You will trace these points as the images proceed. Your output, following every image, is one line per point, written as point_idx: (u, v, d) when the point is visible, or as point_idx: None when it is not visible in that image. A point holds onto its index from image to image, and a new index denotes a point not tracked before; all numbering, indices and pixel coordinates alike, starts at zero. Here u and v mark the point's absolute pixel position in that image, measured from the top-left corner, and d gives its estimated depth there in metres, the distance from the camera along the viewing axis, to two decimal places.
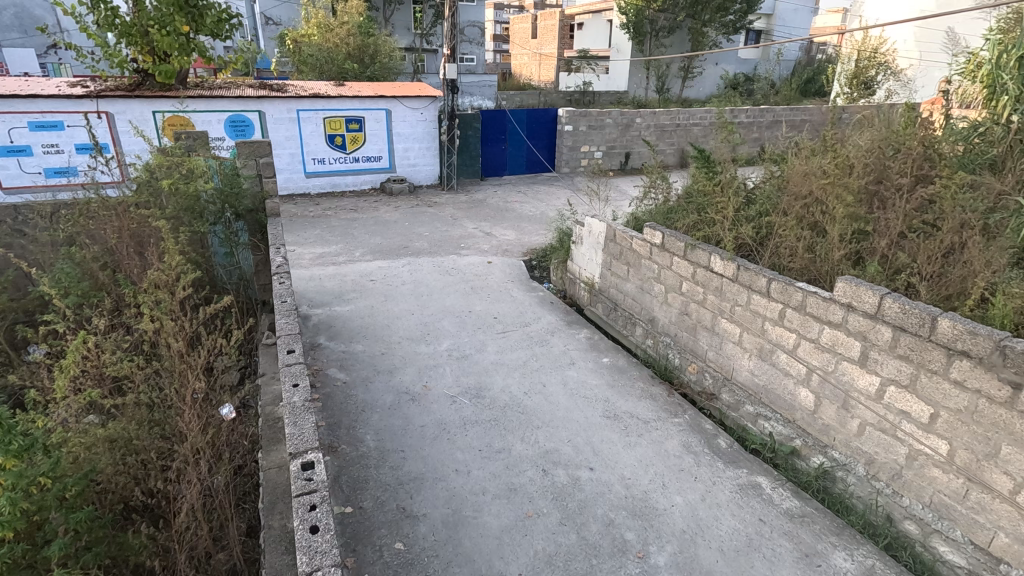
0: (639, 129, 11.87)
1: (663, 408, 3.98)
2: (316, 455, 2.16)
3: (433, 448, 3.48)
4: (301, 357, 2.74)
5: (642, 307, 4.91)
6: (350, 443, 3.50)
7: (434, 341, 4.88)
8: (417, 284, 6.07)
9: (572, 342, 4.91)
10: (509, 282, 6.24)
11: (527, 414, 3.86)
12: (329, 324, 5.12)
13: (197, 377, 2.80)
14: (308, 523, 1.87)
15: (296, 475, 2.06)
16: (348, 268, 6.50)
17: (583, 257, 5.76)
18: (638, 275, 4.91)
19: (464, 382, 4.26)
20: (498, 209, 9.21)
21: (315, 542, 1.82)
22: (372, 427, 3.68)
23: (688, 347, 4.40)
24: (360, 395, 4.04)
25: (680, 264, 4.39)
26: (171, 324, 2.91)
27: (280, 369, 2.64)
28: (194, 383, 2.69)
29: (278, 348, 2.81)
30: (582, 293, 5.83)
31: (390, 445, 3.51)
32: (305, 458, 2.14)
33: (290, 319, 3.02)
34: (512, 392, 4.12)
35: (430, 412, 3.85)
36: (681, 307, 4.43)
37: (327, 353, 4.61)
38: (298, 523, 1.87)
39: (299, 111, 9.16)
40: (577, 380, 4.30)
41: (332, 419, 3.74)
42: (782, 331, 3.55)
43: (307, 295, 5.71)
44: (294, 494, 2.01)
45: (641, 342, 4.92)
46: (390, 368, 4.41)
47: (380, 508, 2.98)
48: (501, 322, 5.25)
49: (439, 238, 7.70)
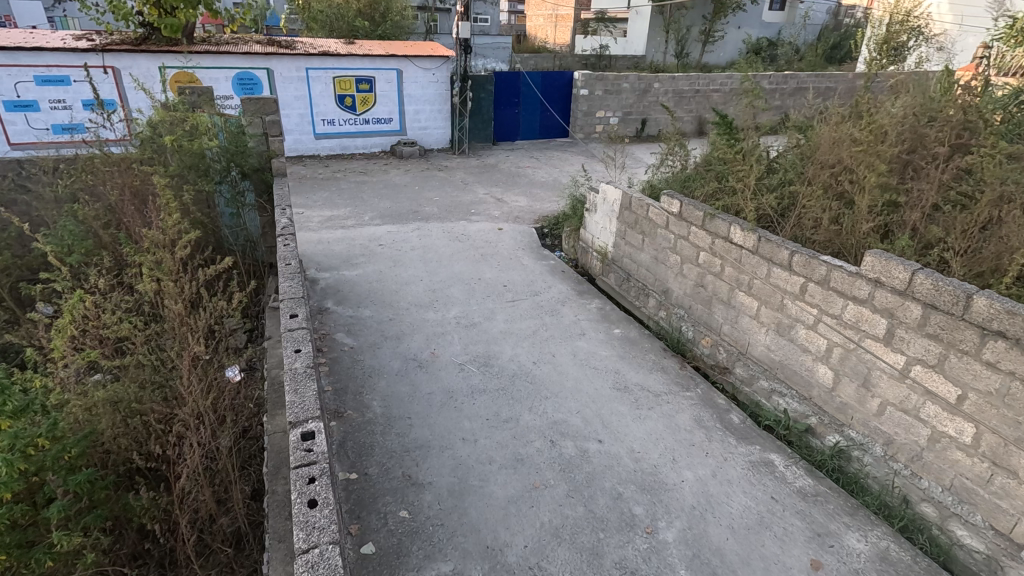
0: (656, 95, 11.49)
1: (675, 381, 3.90)
2: (317, 425, 2.07)
3: (441, 416, 3.44)
4: (305, 321, 2.64)
5: (657, 278, 4.78)
6: (356, 409, 3.46)
7: (442, 308, 4.79)
8: (426, 250, 5.96)
9: (584, 312, 4.81)
10: (521, 250, 6.11)
11: (536, 383, 3.80)
12: (337, 289, 5.04)
13: (200, 337, 2.72)
14: (306, 497, 1.79)
15: (295, 445, 1.97)
16: (357, 232, 6.40)
17: (596, 225, 5.61)
18: (653, 245, 4.77)
19: (472, 350, 4.19)
20: (510, 175, 9.00)
21: (312, 516, 1.74)
22: (378, 392, 3.64)
23: (703, 320, 4.29)
24: (367, 361, 3.99)
25: (697, 235, 4.25)
26: (174, 284, 2.82)
27: (282, 334, 2.55)
28: (196, 345, 2.61)
29: (281, 311, 2.72)
30: (593, 262, 5.69)
31: (397, 411, 3.47)
32: (306, 428, 2.05)
33: (295, 284, 2.92)
34: (521, 362, 4.05)
35: (438, 380, 3.80)
36: (696, 280, 4.31)
37: (335, 317, 4.56)
38: (296, 497, 1.79)
39: (309, 70, 8.93)
40: (587, 351, 4.21)
41: (339, 384, 3.70)
42: (803, 306, 3.42)
43: (315, 259, 5.62)
44: (292, 465, 1.93)
45: (653, 314, 4.79)
46: (397, 334, 4.34)
47: (387, 475, 2.95)
48: (511, 290, 5.15)
49: (449, 203, 7.55)
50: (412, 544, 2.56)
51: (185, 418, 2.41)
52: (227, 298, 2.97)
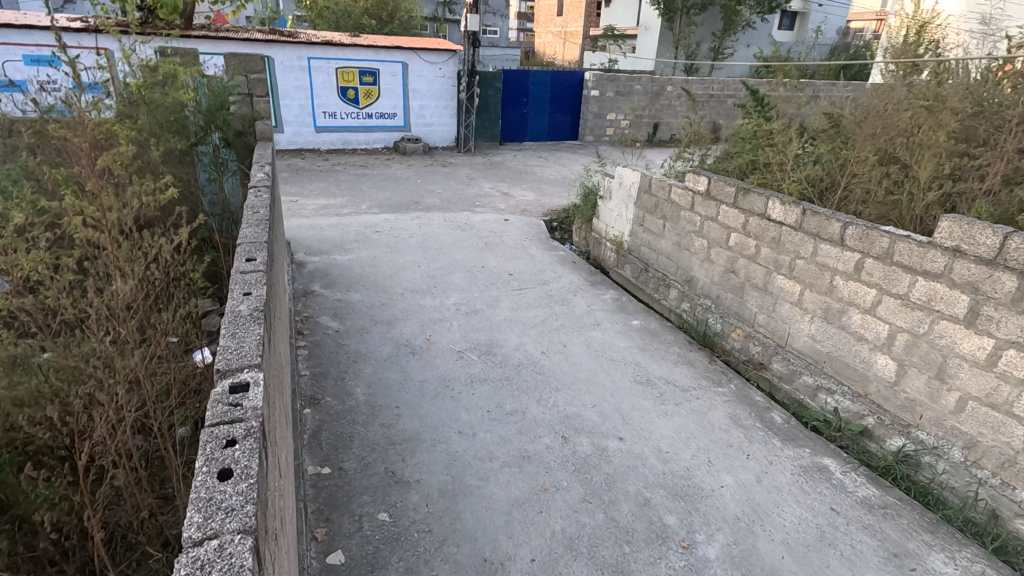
0: (669, 98, 11.15)
1: (705, 375, 3.40)
2: (255, 375, 1.43)
3: (434, 406, 2.95)
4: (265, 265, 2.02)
5: (679, 266, 4.30)
6: (336, 396, 2.98)
7: (440, 295, 4.32)
8: (425, 238, 5.50)
9: (597, 303, 4.33)
10: (528, 241, 5.64)
11: (544, 374, 3.31)
12: (325, 272, 4.57)
13: (140, 286, 2.23)
14: (217, 467, 1.15)
15: (215, 398, 1.34)
16: (352, 220, 5.96)
17: (610, 213, 5.16)
18: (675, 230, 4.31)
19: (473, 337, 3.71)
20: (517, 172, 8.59)
21: (221, 495, 1.10)
22: (364, 379, 3.15)
23: (733, 310, 3.81)
24: (352, 345, 3.51)
25: (727, 214, 3.78)
26: (111, 225, 2.34)
27: (231, 276, 1.92)
28: (127, 294, 2.07)
29: (237, 254, 2.10)
30: (607, 253, 5.22)
31: (384, 399, 2.98)
32: (237, 378, 1.41)
33: (261, 230, 2.32)
34: (528, 351, 3.56)
35: (432, 367, 3.31)
36: (725, 265, 3.84)
37: (320, 301, 4.08)
38: (200, 467, 1.16)
39: (310, 59, 8.58)
40: (603, 342, 3.72)
41: (318, 368, 3.22)
42: (858, 287, 2.94)
43: (304, 244, 5.15)
44: (207, 425, 1.30)
45: (675, 306, 4.31)
46: (389, 319, 3.86)
47: (367, 470, 2.46)
48: (517, 279, 4.68)
49: (452, 196, 7.11)
50: (391, 555, 2.05)
51: (103, 377, 1.90)
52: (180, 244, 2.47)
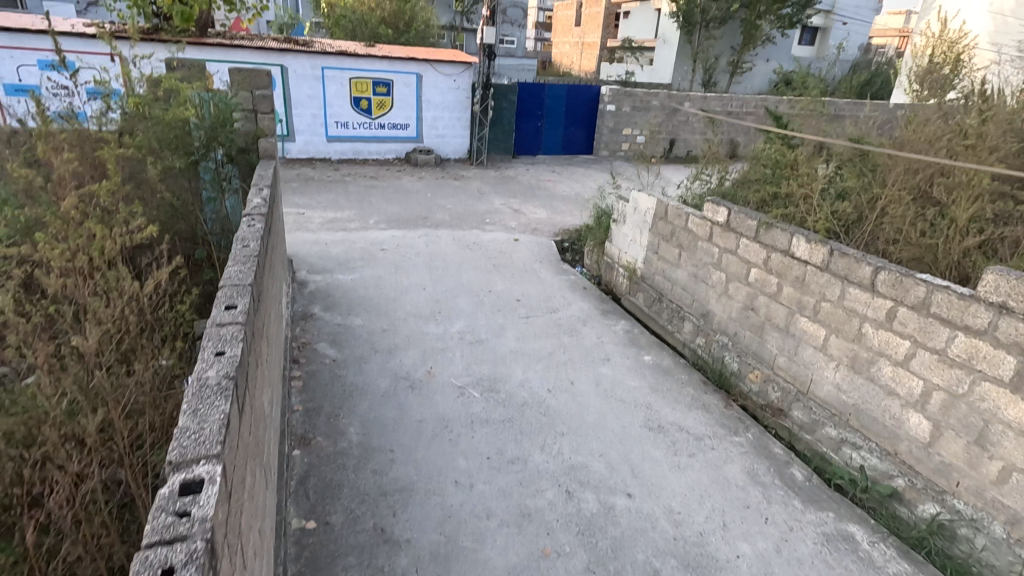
0: (687, 114, 10.95)
1: (720, 422, 3.20)
2: (213, 470, 1.14)
3: (432, 449, 2.78)
4: (246, 314, 1.73)
5: (695, 299, 4.11)
6: (328, 436, 2.82)
7: (445, 321, 4.15)
8: (432, 258, 5.34)
9: (608, 335, 4.14)
10: (538, 263, 5.47)
11: (549, 416, 3.12)
12: (327, 293, 4.42)
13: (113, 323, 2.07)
14: None
15: (159, 504, 1.06)
16: (358, 235, 5.82)
17: (624, 237, 4.97)
18: (692, 260, 4.11)
19: (477, 371, 3.53)
20: (530, 187, 8.43)
21: None
22: (359, 416, 2.99)
23: (752, 350, 3.60)
24: (349, 376, 3.35)
25: (748, 249, 3.58)
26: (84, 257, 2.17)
27: (205, 329, 1.62)
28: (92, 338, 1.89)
29: (215, 301, 1.80)
30: (619, 279, 5.03)
31: (379, 440, 2.82)
32: (191, 475, 1.12)
33: (248, 270, 2.05)
34: (533, 388, 3.38)
35: (431, 404, 3.14)
36: (744, 302, 3.64)
37: (320, 325, 3.93)
38: None
39: (324, 68, 8.50)
40: (613, 380, 3.54)
41: (313, 403, 3.07)
42: (889, 337, 2.73)
43: (308, 261, 5.02)
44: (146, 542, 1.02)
45: (689, 341, 4.10)
46: (389, 348, 3.70)
47: (355, 526, 2.29)
48: (525, 305, 4.51)
49: (462, 212, 6.96)
50: None
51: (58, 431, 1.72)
52: (161, 274, 2.31)
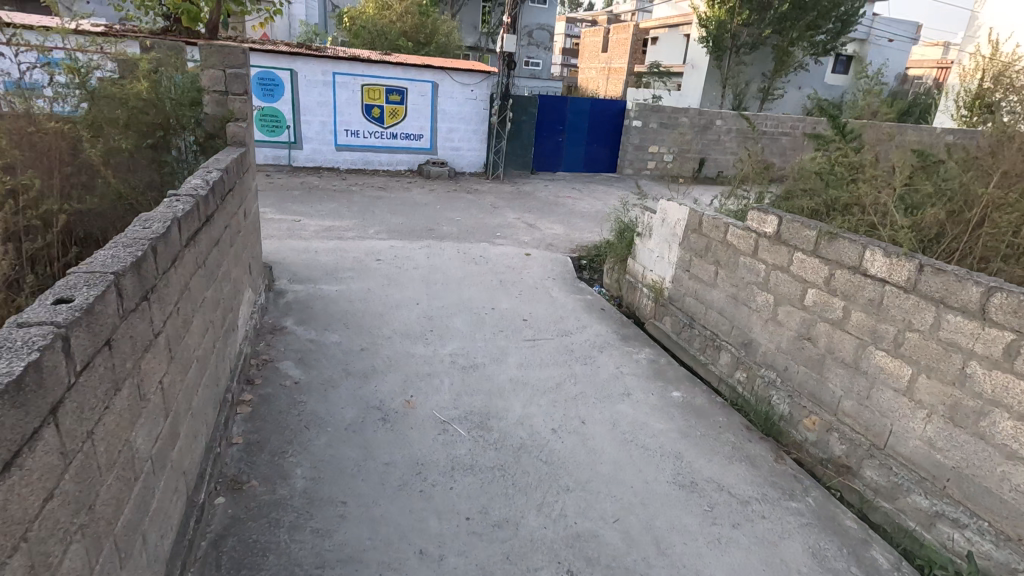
0: (718, 132, 10.35)
1: (771, 481, 2.51)
2: None
3: (395, 504, 2.15)
4: (79, 314, 1.14)
5: (734, 325, 3.43)
6: (266, 480, 2.21)
7: (436, 340, 3.54)
8: (432, 271, 4.76)
9: (629, 364, 3.48)
10: (551, 280, 4.85)
11: (551, 464, 2.47)
12: (306, 305, 3.85)
13: None
14: None
15: None
16: (353, 245, 5.28)
17: (649, 253, 4.34)
18: (732, 279, 3.45)
19: (467, 402, 2.90)
20: (547, 202, 7.86)
21: None
22: (311, 454, 2.38)
23: (807, 389, 2.92)
24: (309, 403, 2.74)
25: (803, 264, 2.92)
26: None
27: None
28: None
29: (47, 296, 1.22)
30: (643, 300, 4.37)
31: (330, 488, 2.20)
32: None
33: (126, 256, 1.46)
34: (534, 427, 2.73)
35: (405, 443, 2.52)
36: (798, 330, 2.97)
37: (290, 341, 3.35)
38: None
39: (335, 74, 8.15)
40: (633, 420, 2.87)
41: (257, 435, 2.47)
42: (1007, 380, 2.05)
43: (291, 269, 4.47)
44: None
45: (727, 375, 3.42)
46: (365, 370, 3.09)
47: None
48: (532, 327, 3.88)
49: (472, 224, 6.41)
50: None
51: None
52: None
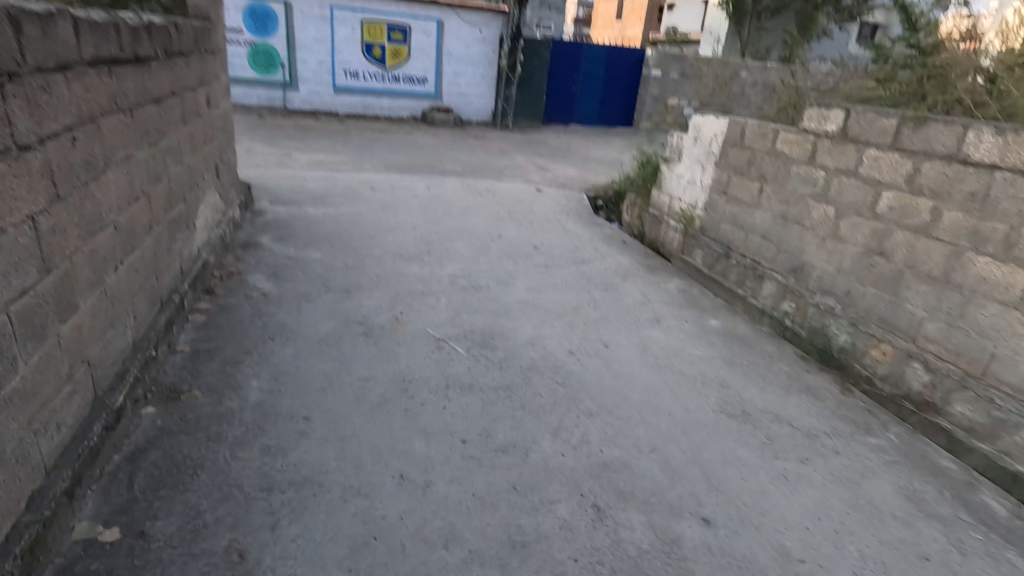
0: (742, 85, 9.69)
1: (840, 414, 2.03)
2: None
3: (373, 422, 1.68)
4: None
5: (782, 248, 2.93)
6: (212, 390, 1.75)
7: (433, 262, 3.06)
8: (432, 201, 4.26)
9: (657, 293, 2.99)
10: (565, 214, 4.33)
11: (569, 387, 2.00)
12: (286, 225, 3.37)
13: None
14: None
15: None
16: (346, 175, 4.78)
17: (677, 179, 3.81)
18: (780, 194, 2.93)
19: (467, 321, 2.43)
20: (560, 149, 7.31)
21: None
22: (272, 366, 1.92)
23: (877, 314, 2.43)
24: (277, 314, 2.28)
25: (878, 162, 2.40)
26: None
27: None
28: None
29: None
30: (669, 233, 3.87)
31: (291, 402, 1.73)
32: None
33: None
34: (547, 349, 2.26)
35: (390, 358, 2.05)
36: (867, 244, 2.46)
37: (263, 255, 2.87)
38: None
39: (333, 8, 7.57)
40: (666, 347, 2.40)
41: (209, 343, 2.00)
42: None
43: (274, 192, 3.98)
44: None
45: (773, 307, 2.94)
46: (347, 286, 2.62)
47: (188, 549, 1.19)
48: (544, 254, 3.39)
49: (478, 164, 5.88)
50: None
51: None
52: None
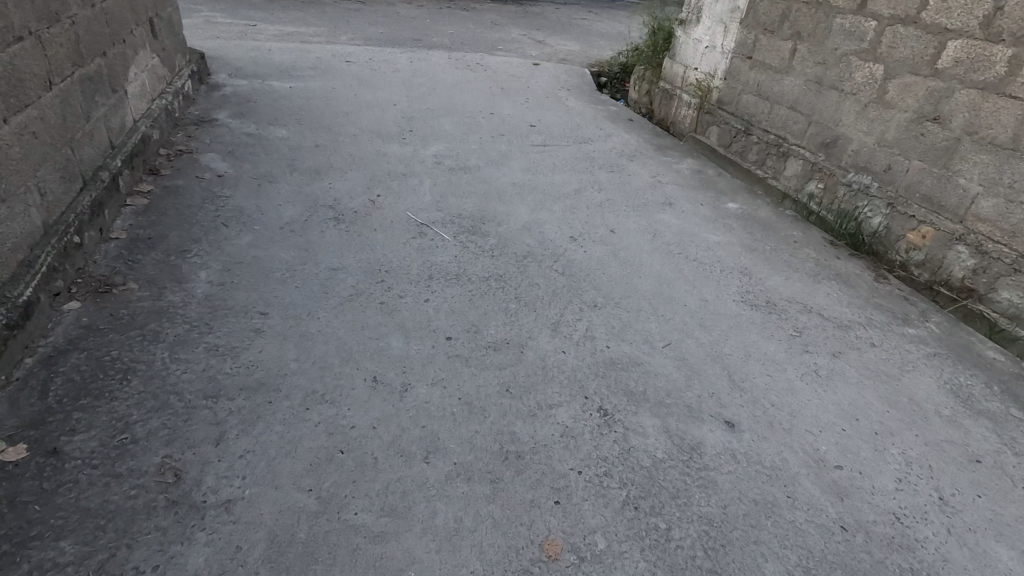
0: None
1: (876, 304, 1.80)
2: None
3: (342, 317, 1.44)
4: None
5: (813, 120, 2.56)
6: (150, 283, 1.48)
7: (416, 140, 2.68)
8: (415, 75, 3.76)
9: (669, 173, 2.66)
10: (566, 90, 3.85)
11: (570, 277, 1.75)
12: (247, 100, 2.94)
13: None
14: None
15: None
16: (318, 47, 4.22)
17: (695, 43, 3.32)
18: (817, 55, 2.51)
19: (454, 205, 2.12)
20: (559, 21, 6.54)
21: None
22: (224, 255, 1.64)
23: (920, 192, 2.13)
24: (232, 197, 1.96)
25: (946, 3, 1.98)
26: None
27: None
28: None
29: None
30: (682, 109, 3.44)
31: (245, 296, 1.48)
32: None
33: None
34: (545, 235, 1.97)
35: (363, 246, 1.77)
36: (920, 109, 2.10)
37: (219, 133, 2.49)
38: None
39: None
40: (680, 232, 2.11)
41: (150, 230, 1.71)
42: None
43: (234, 65, 3.48)
44: None
45: (799, 189, 2.63)
46: (315, 166, 2.27)
47: (111, 469, 0.99)
48: (541, 132, 3.00)
49: (468, 37, 5.24)
50: None
51: None
52: None
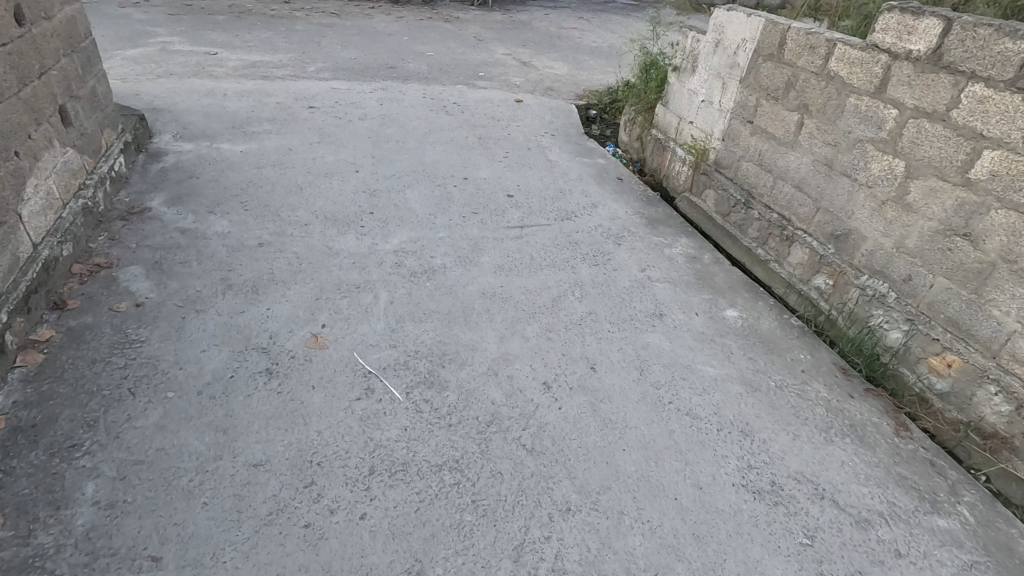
0: None
1: (898, 475, 1.54)
2: None
3: (253, 559, 1.18)
4: None
5: (822, 206, 2.27)
6: (19, 512, 1.21)
7: (375, 227, 2.38)
8: (384, 123, 3.42)
9: (661, 262, 2.37)
10: (549, 136, 3.52)
11: (542, 455, 1.48)
12: (188, 173, 2.62)
13: None
14: None
15: None
16: (279, 85, 3.85)
17: (692, 94, 2.99)
18: (828, 134, 2.21)
19: (410, 335, 1.83)
20: (548, 33, 6.14)
21: None
22: (121, 449, 1.36)
23: (945, 314, 1.85)
24: (147, 341, 1.67)
25: (983, 105, 1.68)
26: None
27: None
28: None
29: None
30: (676, 164, 3.13)
31: (136, 526, 1.21)
32: None
33: None
34: (515, 381, 1.69)
35: (295, 419, 1.49)
36: (947, 221, 1.81)
37: (148, 229, 2.18)
38: None
39: None
40: (673, 363, 1.83)
41: (36, 410, 1.43)
42: None
43: (181, 119, 3.14)
44: None
45: (807, 281, 2.35)
46: (255, 281, 1.98)
47: None
48: (520, 204, 2.69)
49: (447, 61, 4.86)
50: None
51: None
52: None
